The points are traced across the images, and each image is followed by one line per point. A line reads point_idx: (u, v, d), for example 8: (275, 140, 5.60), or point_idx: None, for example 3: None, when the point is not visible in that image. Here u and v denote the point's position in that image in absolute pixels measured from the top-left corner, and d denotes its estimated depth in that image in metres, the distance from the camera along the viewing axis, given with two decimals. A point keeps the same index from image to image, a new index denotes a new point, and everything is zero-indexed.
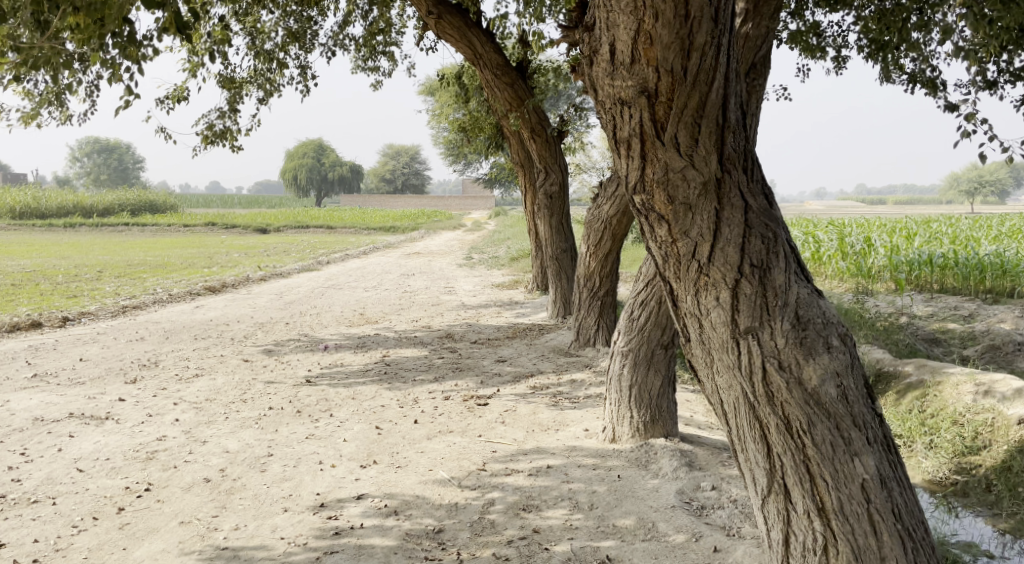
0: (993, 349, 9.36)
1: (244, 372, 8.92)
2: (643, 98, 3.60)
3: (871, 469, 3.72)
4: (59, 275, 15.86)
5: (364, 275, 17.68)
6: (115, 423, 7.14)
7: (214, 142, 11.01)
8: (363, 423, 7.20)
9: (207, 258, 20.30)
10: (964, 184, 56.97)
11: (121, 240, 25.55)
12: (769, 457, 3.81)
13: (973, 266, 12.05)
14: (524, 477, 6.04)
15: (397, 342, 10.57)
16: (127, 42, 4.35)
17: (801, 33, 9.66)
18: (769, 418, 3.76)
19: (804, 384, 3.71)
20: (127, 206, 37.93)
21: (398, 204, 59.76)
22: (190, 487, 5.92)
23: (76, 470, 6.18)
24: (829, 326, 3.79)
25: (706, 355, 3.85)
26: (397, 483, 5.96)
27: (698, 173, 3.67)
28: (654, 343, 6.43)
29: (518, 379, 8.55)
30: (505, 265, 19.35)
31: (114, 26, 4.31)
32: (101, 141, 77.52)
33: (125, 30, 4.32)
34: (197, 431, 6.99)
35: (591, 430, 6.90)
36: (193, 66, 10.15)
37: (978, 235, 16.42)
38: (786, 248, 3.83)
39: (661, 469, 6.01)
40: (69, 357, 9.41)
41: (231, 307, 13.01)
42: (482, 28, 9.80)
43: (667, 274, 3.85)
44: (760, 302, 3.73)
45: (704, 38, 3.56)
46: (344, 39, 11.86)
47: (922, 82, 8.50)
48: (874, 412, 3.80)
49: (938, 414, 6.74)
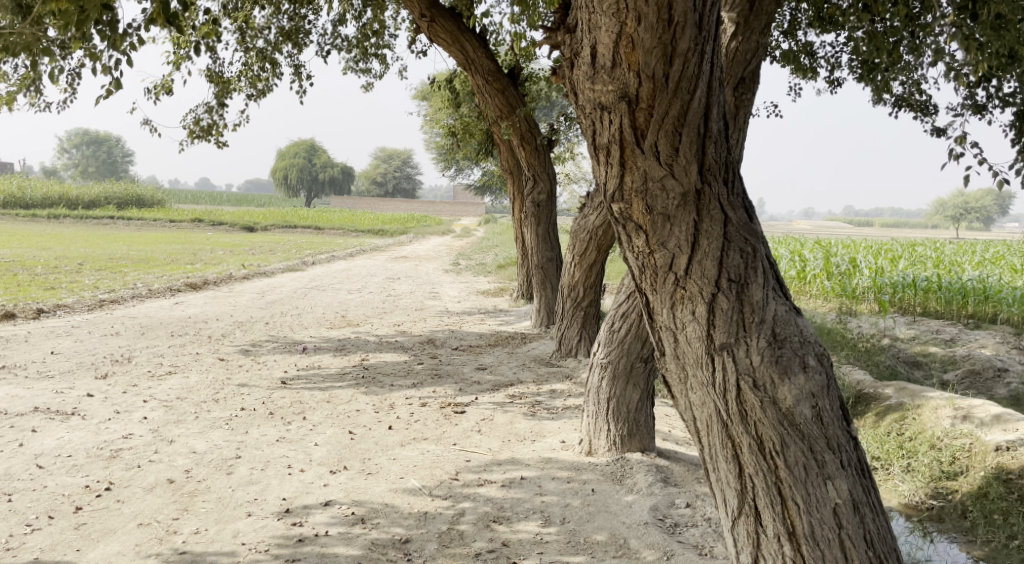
0: (973, 375, 9.31)
1: (218, 371, 8.76)
2: (624, 103, 3.51)
3: (844, 493, 3.61)
4: (38, 266, 15.66)
5: (349, 277, 17.53)
6: (81, 420, 6.98)
7: (200, 137, 10.86)
8: (335, 428, 7.06)
9: (191, 254, 20.12)
10: (951, 210, 57.33)
11: (105, 233, 25.33)
12: (740, 478, 3.71)
13: (956, 290, 12.06)
14: (496, 489, 5.91)
15: (377, 346, 10.42)
16: (111, 30, 4.23)
17: (794, 53, 9.63)
18: (742, 438, 3.65)
19: (778, 404, 3.61)
20: (113, 199, 37.56)
21: (387, 208, 59.56)
22: (152, 488, 5.77)
23: (36, 467, 6.02)
24: (806, 345, 3.68)
25: (680, 370, 3.75)
26: (366, 490, 5.83)
27: (677, 183, 3.57)
28: (634, 355, 6.34)
29: (497, 388, 8.43)
30: (493, 272, 19.23)
31: (95, 13, 4.18)
32: (93, 134, 77.24)
33: (108, 18, 4.23)
34: (165, 431, 6.83)
35: (567, 442, 6.78)
36: (178, 58, 9.99)
37: (962, 260, 16.45)
38: (765, 264, 3.73)
39: (636, 485, 5.90)
40: (40, 350, 9.23)
41: (210, 305, 12.84)
42: (474, 32, 9.74)
43: (642, 286, 3.75)
44: (737, 318, 3.63)
45: (687, 44, 3.46)
46: (336, 38, 11.73)
47: (912, 105, 8.45)
48: (849, 435, 3.69)
49: (916, 437, 6.66)
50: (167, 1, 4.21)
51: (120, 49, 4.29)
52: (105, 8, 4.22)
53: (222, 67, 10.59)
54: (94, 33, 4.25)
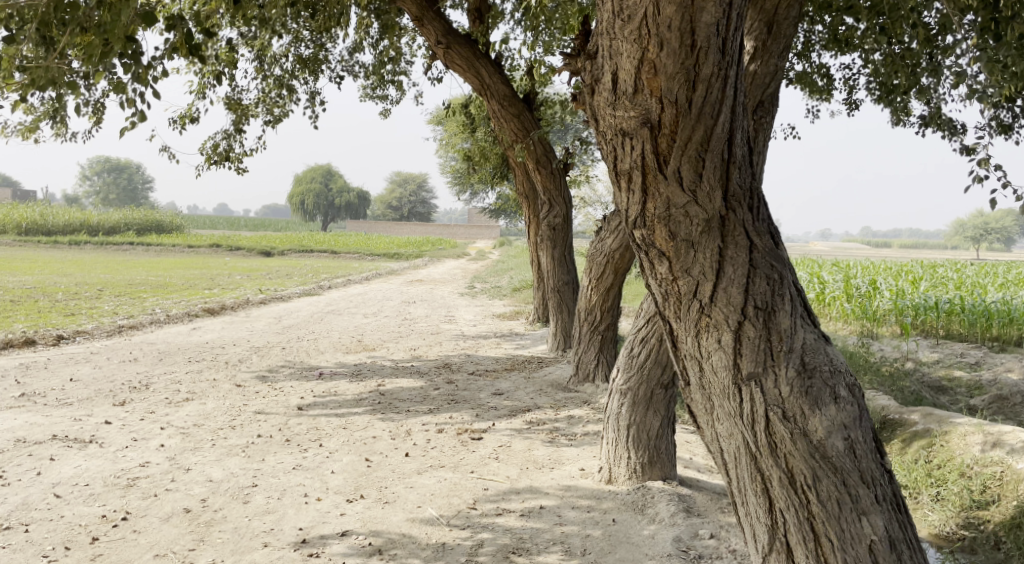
0: (1000, 400, 9.12)
1: (235, 397, 8.71)
2: (646, 129, 3.44)
3: (879, 529, 3.48)
4: (59, 292, 15.72)
5: (365, 301, 17.50)
6: (99, 447, 6.94)
7: (218, 163, 10.88)
8: (352, 455, 6.99)
9: (209, 279, 20.16)
10: (970, 231, 56.98)
11: (124, 259, 25.50)
12: (770, 512, 3.58)
13: (980, 313, 11.92)
14: (515, 518, 5.81)
15: (393, 371, 10.36)
16: (134, 62, 4.25)
17: (808, 75, 9.56)
18: (772, 471, 3.54)
19: (809, 436, 3.50)
20: (133, 225, 37.82)
21: (403, 232, 59.66)
22: (168, 518, 5.71)
23: (53, 496, 5.97)
24: (837, 375, 3.57)
25: (706, 401, 3.65)
26: (383, 520, 5.75)
27: (701, 210, 3.50)
28: (654, 382, 6.25)
29: (515, 414, 8.34)
30: (508, 295, 19.16)
31: (118, 47, 4.22)
32: (113, 161, 78.16)
33: (132, 50, 4.25)
34: (181, 458, 6.78)
35: (586, 470, 6.68)
36: (199, 87, 10.03)
37: (985, 282, 16.30)
38: (793, 291, 3.63)
39: (657, 515, 5.79)
40: (59, 377, 9.22)
41: (227, 330, 12.83)
42: (489, 58, 9.79)
43: (666, 313, 3.65)
44: (765, 346, 3.53)
45: (711, 69, 3.39)
46: (351, 65, 11.78)
47: (940, 124, 8.36)
48: (883, 468, 3.56)
49: (945, 465, 6.52)
50: (190, 33, 4.21)
51: (145, 81, 4.29)
52: (130, 39, 4.24)
53: (241, 94, 10.63)
54: (118, 66, 4.27)
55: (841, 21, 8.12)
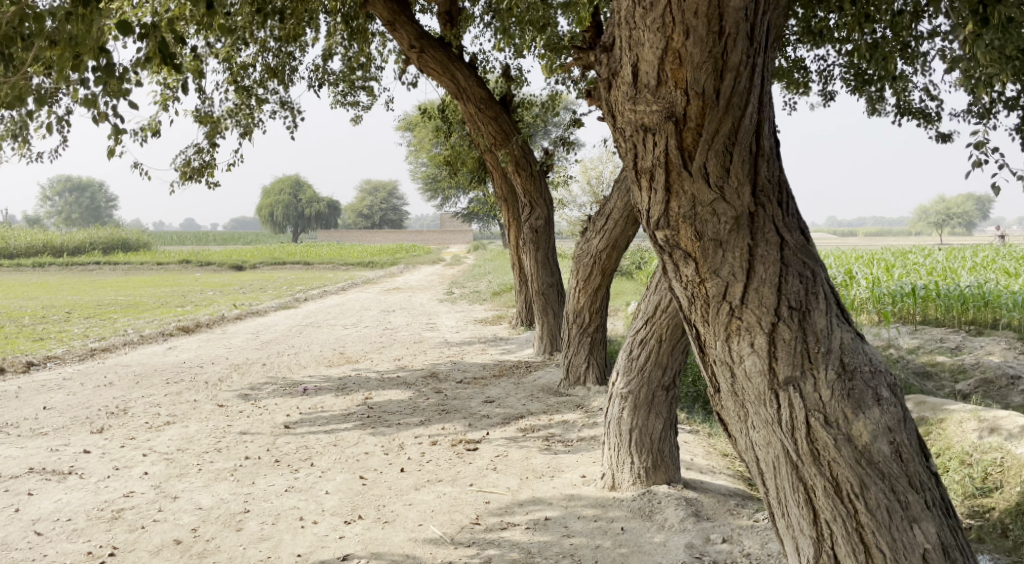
0: (987, 384, 9.07)
1: (218, 419, 8.41)
2: (670, 123, 3.27)
3: (932, 537, 3.30)
4: (26, 318, 15.19)
5: (343, 313, 17.18)
6: (79, 479, 6.64)
7: (192, 178, 10.56)
8: (346, 473, 6.74)
9: (181, 297, 19.69)
10: (935, 216, 57.81)
11: (90, 280, 24.89)
12: (815, 524, 3.41)
13: (956, 298, 11.89)
14: (521, 532, 5.60)
15: (379, 382, 10.10)
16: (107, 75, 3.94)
17: (784, 69, 9.44)
18: (815, 480, 3.37)
19: (854, 441, 3.32)
20: (98, 244, 37.10)
21: (375, 240, 59.26)
22: (159, 551, 5.43)
23: (34, 534, 5.67)
24: (877, 376, 3.40)
25: (739, 408, 3.48)
26: (384, 541, 5.51)
27: (729, 207, 3.34)
28: (655, 384, 6.06)
29: (508, 422, 8.12)
30: (489, 300, 18.89)
31: (90, 57, 3.90)
32: (74, 180, 77.05)
33: (105, 63, 3.92)
34: (167, 486, 6.49)
35: (588, 476, 6.47)
36: (165, 98, 9.70)
37: (956, 266, 16.37)
38: (826, 288, 3.46)
39: (666, 521, 5.61)
40: (32, 407, 8.86)
41: (204, 348, 12.47)
42: (463, 61, 9.58)
43: (693, 318, 3.48)
44: (802, 349, 3.36)
45: (739, 57, 3.22)
46: (323, 72, 11.52)
47: (914, 113, 8.28)
48: (931, 472, 3.38)
49: (944, 453, 6.41)
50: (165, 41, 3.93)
51: (117, 94, 3.99)
52: (100, 48, 3.97)
53: (211, 106, 10.31)
54: (88, 78, 3.97)
55: (815, 12, 7.95)
